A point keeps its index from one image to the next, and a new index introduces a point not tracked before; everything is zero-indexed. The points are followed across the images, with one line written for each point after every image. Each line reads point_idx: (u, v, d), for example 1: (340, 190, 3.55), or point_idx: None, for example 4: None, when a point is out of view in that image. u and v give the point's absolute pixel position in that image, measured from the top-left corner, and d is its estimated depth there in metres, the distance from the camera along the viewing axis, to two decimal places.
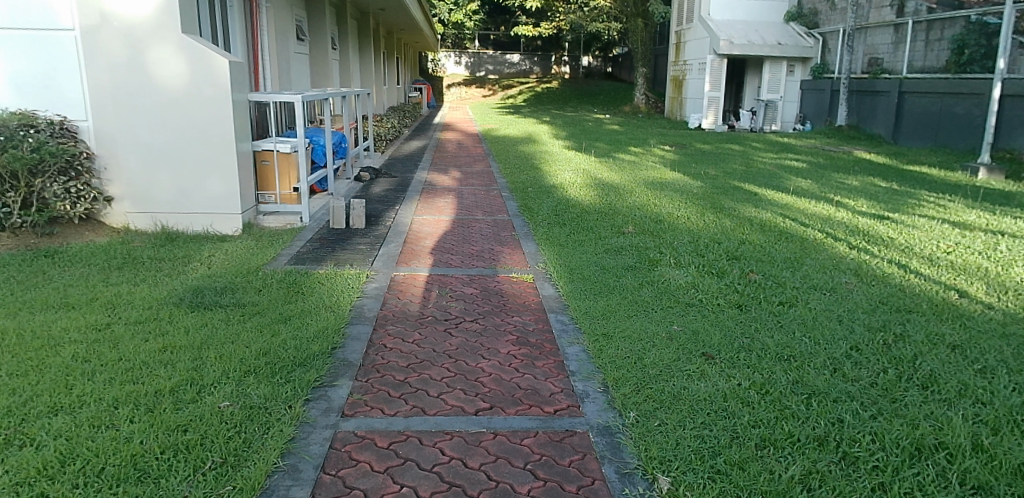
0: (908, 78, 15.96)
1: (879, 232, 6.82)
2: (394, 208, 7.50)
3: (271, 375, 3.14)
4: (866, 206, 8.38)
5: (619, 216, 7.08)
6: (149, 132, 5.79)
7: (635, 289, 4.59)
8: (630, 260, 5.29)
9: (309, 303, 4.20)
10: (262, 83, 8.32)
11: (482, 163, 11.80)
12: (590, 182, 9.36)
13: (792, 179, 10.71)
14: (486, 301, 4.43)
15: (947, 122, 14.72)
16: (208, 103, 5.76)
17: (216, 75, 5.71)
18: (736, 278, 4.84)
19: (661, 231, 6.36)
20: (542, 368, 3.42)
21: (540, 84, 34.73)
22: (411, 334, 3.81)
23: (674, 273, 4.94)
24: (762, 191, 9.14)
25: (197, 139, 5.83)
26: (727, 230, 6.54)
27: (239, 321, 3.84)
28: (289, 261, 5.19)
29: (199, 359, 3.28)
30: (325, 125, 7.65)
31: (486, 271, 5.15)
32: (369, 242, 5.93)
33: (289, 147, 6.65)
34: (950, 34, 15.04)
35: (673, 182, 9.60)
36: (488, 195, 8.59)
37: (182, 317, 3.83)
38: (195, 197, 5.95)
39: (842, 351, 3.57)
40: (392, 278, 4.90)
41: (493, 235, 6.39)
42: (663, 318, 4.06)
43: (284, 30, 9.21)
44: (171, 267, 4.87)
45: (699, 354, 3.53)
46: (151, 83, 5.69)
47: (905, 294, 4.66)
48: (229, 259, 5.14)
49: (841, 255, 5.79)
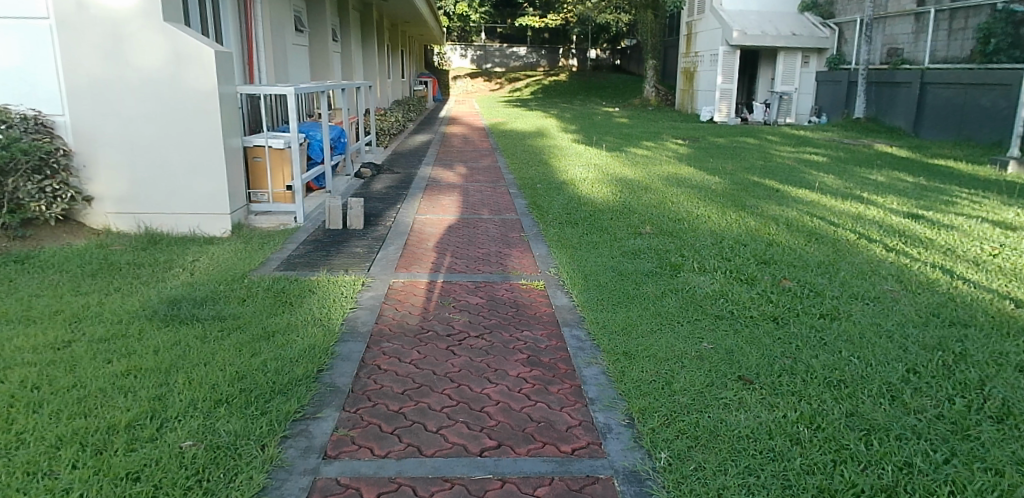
0: (930, 69, 15.43)
1: (916, 232, 6.36)
2: (394, 207, 7.08)
3: (245, 406, 2.73)
4: (897, 203, 7.91)
5: (634, 214, 6.64)
6: (130, 129, 5.39)
7: (657, 299, 4.16)
8: (650, 265, 4.85)
9: (297, 316, 3.80)
10: (257, 75, 7.91)
11: (489, 158, 11.39)
12: (603, 178, 8.92)
13: (814, 174, 10.25)
14: (492, 313, 4.01)
15: (972, 114, 14.19)
16: (193, 96, 5.36)
17: (201, 65, 5.30)
18: (768, 286, 4.38)
19: (681, 232, 5.92)
20: (556, 395, 2.98)
21: (548, 77, 34.25)
22: (409, 353, 3.39)
23: (699, 280, 4.50)
24: (784, 187, 8.68)
25: (182, 135, 5.43)
26: (752, 230, 6.10)
27: (216, 339, 3.43)
28: (278, 267, 4.79)
29: (165, 385, 2.87)
30: (321, 119, 7.22)
31: (494, 277, 4.72)
32: (367, 244, 5.51)
33: (282, 143, 6.24)
34: (974, 23, 14.49)
35: (690, 178, 9.15)
36: (495, 192, 8.17)
37: (152, 335, 3.43)
38: (180, 196, 5.56)
39: (899, 375, 3.12)
40: (391, 285, 4.48)
41: (501, 236, 5.97)
42: (692, 333, 3.62)
43: (280, 20, 8.78)
44: (151, 274, 4.50)
45: (735, 378, 3.08)
46: (131, 76, 5.29)
47: (957, 304, 4.21)
48: (214, 265, 4.76)
49: (878, 258, 5.36)
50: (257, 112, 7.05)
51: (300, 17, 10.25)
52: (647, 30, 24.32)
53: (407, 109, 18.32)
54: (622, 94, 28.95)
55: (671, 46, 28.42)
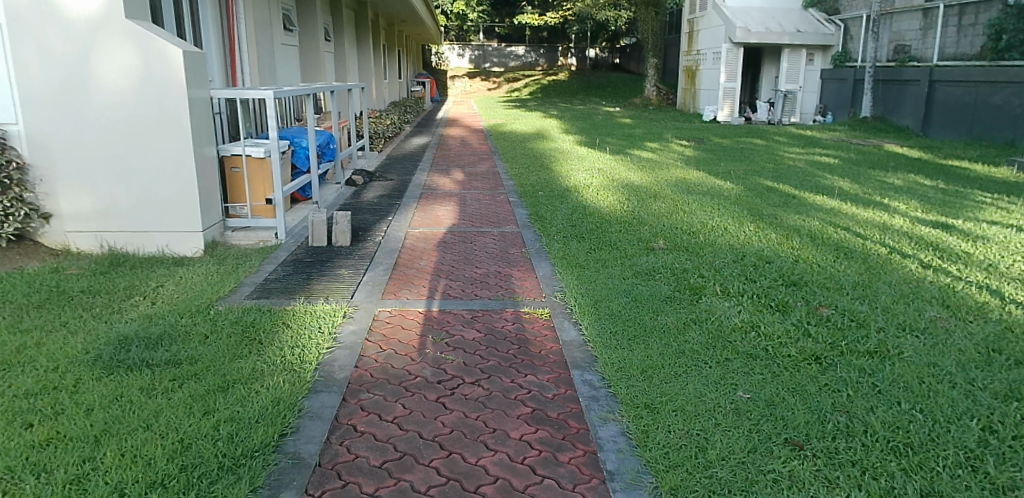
0: (938, 66, 14.95)
1: (951, 244, 5.84)
2: (386, 219, 6.56)
3: (181, 490, 2.23)
4: (921, 210, 7.40)
5: (644, 226, 6.13)
6: (91, 139, 4.84)
7: (679, 332, 3.65)
8: (667, 289, 4.35)
9: (264, 359, 3.29)
10: (239, 77, 7.41)
11: (487, 162, 10.88)
12: (608, 184, 8.40)
13: (828, 178, 9.75)
14: (492, 351, 3.49)
15: (983, 113, 13.71)
16: (160, 102, 4.81)
17: (168, 68, 4.76)
18: (804, 316, 3.87)
19: (697, 247, 5.42)
20: (567, 467, 2.48)
21: (547, 76, 33.73)
22: (393, 407, 2.88)
23: (724, 308, 3.99)
24: (801, 193, 8.17)
25: (149, 144, 4.89)
26: (774, 244, 5.60)
27: (164, 392, 2.92)
28: (251, 293, 4.28)
29: (90, 460, 2.38)
30: (307, 124, 6.70)
31: (492, 304, 4.21)
32: (352, 264, 5.00)
33: (263, 152, 5.70)
34: (985, 19, 14.00)
35: (700, 183, 8.64)
36: (493, 201, 7.66)
37: (90, 388, 2.92)
38: (147, 213, 5.02)
39: (976, 436, 2.61)
40: (375, 317, 3.94)
41: (500, 252, 5.46)
42: (723, 379, 3.12)
43: (266, 18, 8.25)
44: (107, 303, 4.00)
45: (782, 442, 2.59)
46: (92, 80, 4.75)
47: (1018, 335, 3.70)
48: (181, 290, 4.25)
49: (915, 276, 4.86)
50: (236, 117, 6.53)
51: (290, 16, 9.76)
52: (647, 28, 23.77)
53: (404, 110, 17.80)
54: (622, 93, 28.45)
55: (672, 44, 27.95)
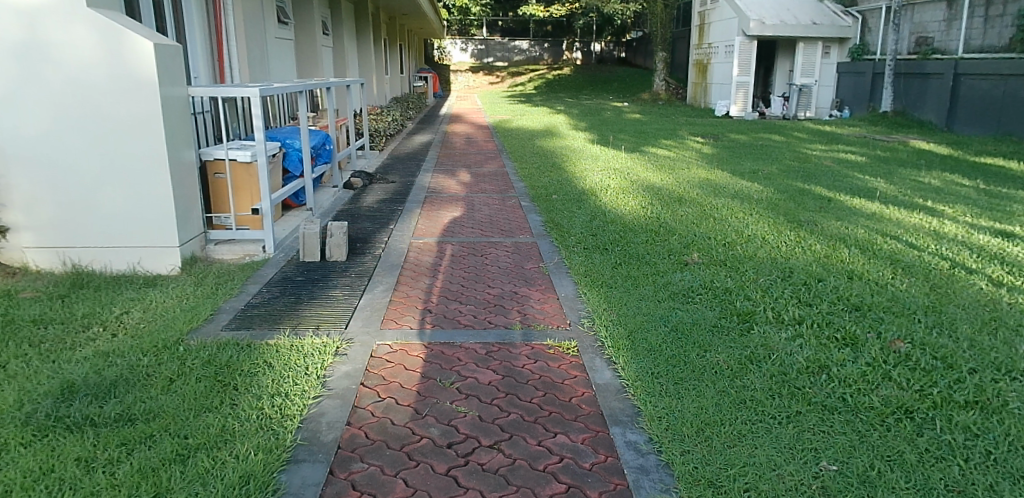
0: (964, 59, 14.28)
1: (1016, 255, 5.22)
2: (386, 228, 5.97)
3: None
4: (970, 214, 6.77)
5: (674, 236, 5.53)
6: (51, 142, 4.26)
7: (736, 375, 3.05)
8: (712, 316, 3.75)
9: (235, 414, 2.69)
10: (228, 73, 6.84)
11: (495, 162, 10.29)
12: (626, 186, 7.80)
13: (859, 178, 9.12)
14: (511, 401, 2.89)
15: (1012, 107, 13.06)
16: (130, 102, 4.24)
17: (138, 64, 4.18)
18: (878, 352, 3.27)
19: (737, 262, 4.83)
20: None
21: (552, 71, 33.09)
22: (392, 484, 2.31)
23: (782, 342, 3.39)
24: (836, 195, 7.56)
25: (118, 148, 4.30)
26: (822, 258, 4.99)
27: (106, 464, 2.35)
28: (229, 322, 3.69)
29: None
30: (300, 123, 6.10)
31: (510, 334, 3.62)
32: (348, 284, 4.42)
33: (248, 156, 5.12)
34: (1015, 9, 13.32)
35: (725, 185, 8.03)
36: (504, 206, 7.07)
37: (14, 459, 2.35)
38: (117, 226, 4.44)
39: None
40: (373, 354, 3.36)
41: (514, 268, 4.88)
42: (799, 442, 2.54)
43: (258, 10, 7.67)
44: (60, 335, 3.43)
45: None
46: (50, 76, 4.16)
47: None
48: (151, 318, 3.68)
49: (989, 296, 4.25)
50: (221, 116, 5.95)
51: (285, 8, 9.20)
52: (656, 21, 23.09)
53: (406, 106, 17.20)
54: (631, 88, 27.79)
55: (681, 38, 27.26)
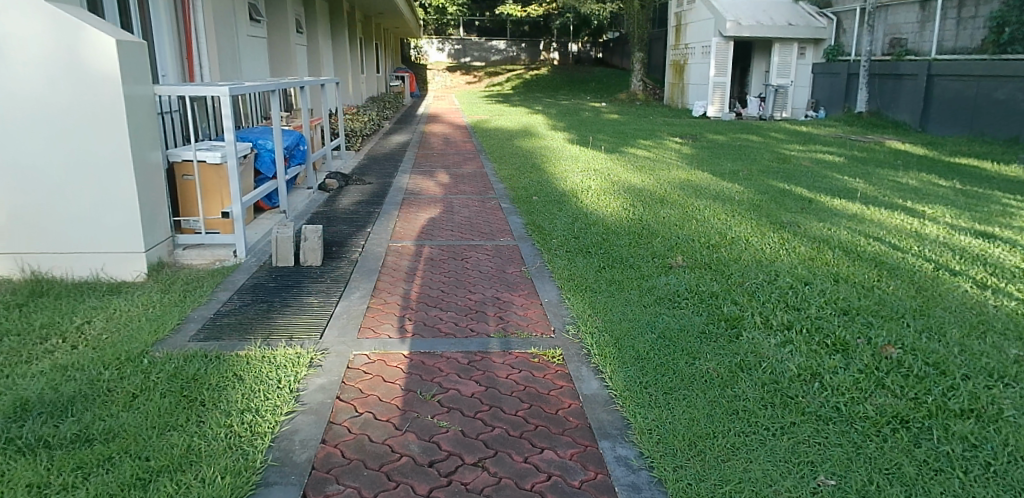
0: (937, 60, 14.46)
1: (998, 256, 5.22)
2: (362, 231, 5.80)
3: None
4: (949, 215, 6.80)
5: (657, 238, 5.45)
6: (7, 142, 4.04)
7: (727, 384, 2.95)
8: (699, 321, 3.66)
9: (202, 433, 2.53)
10: (198, 72, 6.61)
11: (474, 162, 10.15)
12: (607, 187, 7.70)
13: (837, 178, 9.15)
14: (495, 415, 2.76)
15: (985, 108, 13.24)
16: (92, 101, 4.03)
17: (100, 61, 3.97)
18: (869, 358, 3.20)
19: (721, 265, 4.75)
20: None
21: (530, 71, 33.00)
22: None
23: (772, 348, 3.30)
24: (816, 196, 7.55)
25: (79, 149, 4.09)
26: (806, 260, 4.94)
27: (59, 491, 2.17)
28: (197, 332, 3.51)
29: None
30: (273, 123, 5.91)
31: (493, 343, 3.49)
32: (323, 290, 4.25)
33: (218, 158, 4.93)
34: (987, 11, 13.51)
35: (706, 186, 7.98)
36: (483, 208, 6.93)
37: None
38: (78, 230, 4.22)
39: None
40: (350, 365, 3.20)
41: (495, 272, 4.75)
42: (796, 456, 2.44)
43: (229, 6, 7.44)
44: (14, 347, 3.23)
45: None
46: (6, 72, 3.95)
47: None
48: (113, 328, 3.49)
49: (975, 299, 4.22)
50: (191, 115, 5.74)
51: (258, 5, 8.97)
52: (634, 21, 23.11)
53: (382, 106, 16.97)
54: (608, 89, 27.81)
55: (658, 39, 27.34)
